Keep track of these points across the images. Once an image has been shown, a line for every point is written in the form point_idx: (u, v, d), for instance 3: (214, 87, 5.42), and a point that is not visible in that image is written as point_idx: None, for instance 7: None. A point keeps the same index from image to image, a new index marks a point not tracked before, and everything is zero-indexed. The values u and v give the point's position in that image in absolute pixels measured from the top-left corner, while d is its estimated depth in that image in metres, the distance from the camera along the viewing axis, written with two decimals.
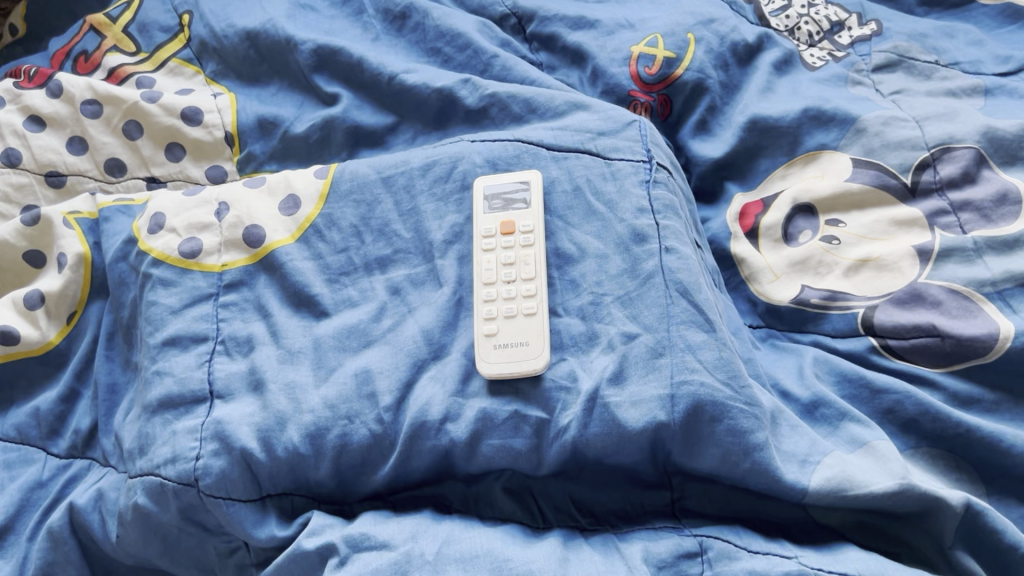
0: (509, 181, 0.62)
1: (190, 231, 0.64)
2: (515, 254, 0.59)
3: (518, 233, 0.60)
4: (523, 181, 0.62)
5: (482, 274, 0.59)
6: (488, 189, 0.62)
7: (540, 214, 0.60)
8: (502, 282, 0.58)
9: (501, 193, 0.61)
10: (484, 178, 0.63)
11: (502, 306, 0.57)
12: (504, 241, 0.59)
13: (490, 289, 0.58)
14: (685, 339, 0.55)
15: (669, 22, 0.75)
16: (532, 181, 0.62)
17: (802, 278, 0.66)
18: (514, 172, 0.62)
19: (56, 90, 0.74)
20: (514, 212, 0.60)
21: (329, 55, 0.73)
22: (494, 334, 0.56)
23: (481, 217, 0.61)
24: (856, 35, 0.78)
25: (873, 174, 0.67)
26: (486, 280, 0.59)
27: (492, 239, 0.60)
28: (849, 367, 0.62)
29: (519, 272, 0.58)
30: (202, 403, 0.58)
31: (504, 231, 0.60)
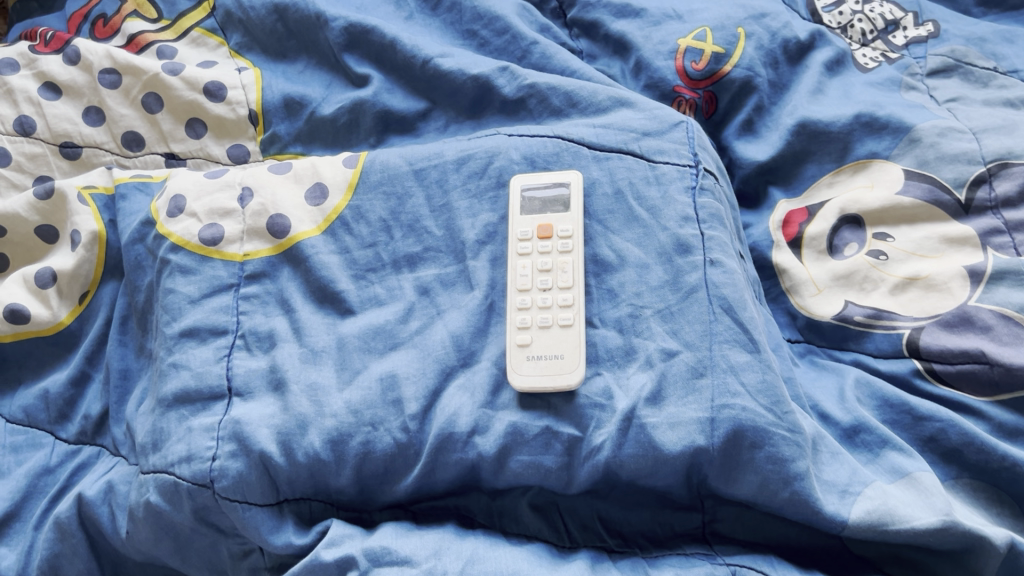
0: (549, 182, 0.59)
1: (211, 217, 0.61)
2: (552, 260, 0.56)
3: (555, 238, 0.57)
4: (563, 182, 0.59)
5: (517, 280, 0.56)
6: (526, 189, 0.59)
7: (580, 219, 0.57)
8: (537, 290, 0.56)
9: (540, 194, 0.59)
10: (521, 177, 0.59)
11: (537, 316, 0.55)
12: (542, 246, 0.57)
13: (524, 297, 0.55)
14: (728, 360, 0.53)
15: (719, 14, 0.72)
16: (573, 183, 0.59)
17: (846, 293, 0.64)
18: (553, 172, 0.59)
19: (74, 57, 0.71)
20: (553, 215, 0.58)
21: (360, 34, 0.70)
22: (528, 345, 0.54)
23: (517, 219, 0.58)
24: (912, 36, 0.74)
25: (926, 188, 0.64)
26: (520, 287, 0.56)
27: (529, 243, 0.57)
28: (891, 391, 0.60)
29: (555, 280, 0.56)
30: (220, 400, 0.56)
31: (541, 235, 0.57)
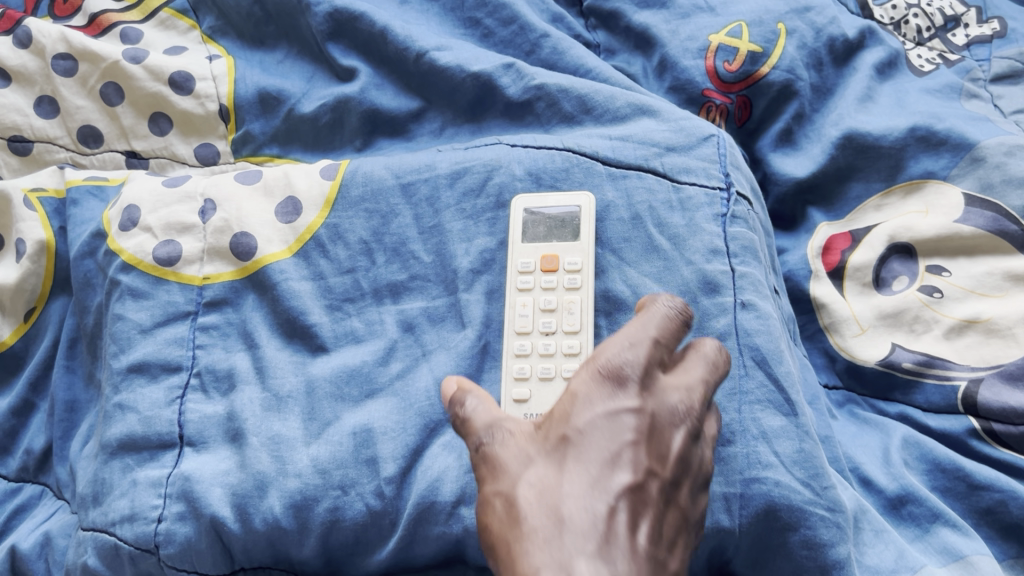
0: (557, 205, 0.51)
1: (168, 232, 0.53)
2: (557, 298, 0.49)
3: (561, 271, 0.49)
4: (575, 205, 0.51)
5: (515, 321, 0.48)
6: (529, 210, 0.51)
7: (591, 250, 0.50)
8: (539, 333, 0.48)
9: (547, 217, 0.51)
10: (524, 197, 0.51)
11: (536, 365, 0.47)
12: (546, 281, 0.49)
13: (523, 342, 0.48)
14: (760, 425, 0.45)
15: (757, 6, 0.63)
16: (584, 206, 0.51)
17: (893, 334, 0.56)
18: (563, 192, 0.51)
19: (24, 39, 0.62)
20: (559, 244, 0.50)
21: (346, 21, 0.61)
22: (525, 401, 0.46)
23: (518, 247, 0.50)
24: (975, 35, 0.65)
25: (990, 216, 0.55)
26: (519, 329, 0.48)
27: (531, 276, 0.49)
28: (944, 453, 0.52)
29: (560, 323, 0.48)
30: (170, 450, 0.48)
31: (545, 267, 0.49)
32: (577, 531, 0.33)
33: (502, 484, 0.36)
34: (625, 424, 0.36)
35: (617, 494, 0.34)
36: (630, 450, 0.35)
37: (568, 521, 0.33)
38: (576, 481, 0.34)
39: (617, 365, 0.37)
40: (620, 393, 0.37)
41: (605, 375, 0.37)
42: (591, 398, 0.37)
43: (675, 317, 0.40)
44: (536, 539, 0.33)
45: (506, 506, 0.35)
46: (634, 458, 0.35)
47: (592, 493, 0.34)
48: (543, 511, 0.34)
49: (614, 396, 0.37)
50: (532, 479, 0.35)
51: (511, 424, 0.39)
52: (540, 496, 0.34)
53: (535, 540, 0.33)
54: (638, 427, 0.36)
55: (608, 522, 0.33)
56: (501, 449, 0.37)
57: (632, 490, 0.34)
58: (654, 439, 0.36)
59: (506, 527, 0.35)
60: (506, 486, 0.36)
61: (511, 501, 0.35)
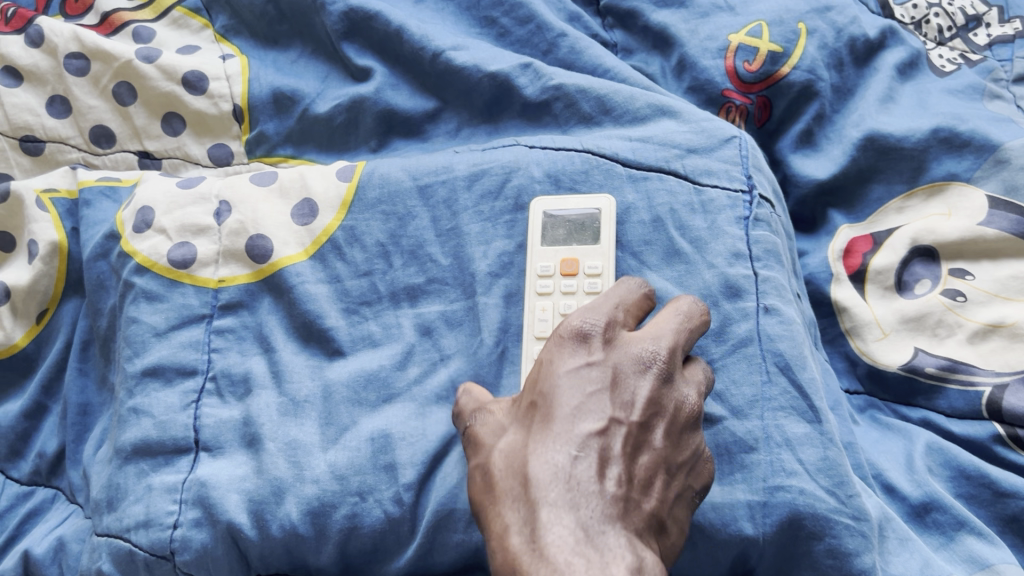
0: (576, 208, 0.50)
1: (183, 234, 0.52)
2: (577, 302, 0.47)
3: (581, 275, 0.48)
4: (595, 208, 0.50)
5: (534, 325, 0.47)
6: (549, 213, 0.50)
7: (610, 254, 0.49)
8: None
9: (566, 220, 0.50)
10: (544, 200, 0.51)
11: None
12: (565, 284, 0.48)
13: (541, 348, 0.46)
14: (783, 431, 0.44)
15: (777, 5, 0.62)
16: (604, 210, 0.50)
17: (915, 339, 0.55)
18: (584, 195, 0.51)
19: (36, 38, 0.62)
20: (579, 248, 0.49)
21: (362, 20, 0.60)
22: None
23: (537, 250, 0.49)
24: (997, 35, 0.64)
25: (1015, 219, 0.54)
26: (538, 334, 0.47)
27: (550, 280, 0.48)
28: (968, 460, 0.51)
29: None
30: (185, 455, 0.48)
31: (565, 272, 0.48)
32: (541, 483, 0.35)
33: (480, 457, 0.39)
34: (588, 376, 0.38)
35: (581, 443, 0.36)
36: (592, 399, 0.37)
37: (532, 477, 0.35)
38: (541, 441, 0.36)
39: (580, 326, 0.40)
40: (584, 351, 0.39)
41: (568, 337, 0.40)
42: (556, 361, 0.39)
43: (637, 291, 0.43)
44: (506, 498, 0.36)
45: (484, 477, 0.38)
46: (598, 406, 0.37)
47: (555, 447, 0.36)
48: (512, 472, 0.36)
49: (576, 353, 0.39)
50: (504, 447, 0.38)
51: (494, 405, 0.42)
52: (510, 459, 0.37)
53: (506, 501, 0.36)
54: (603, 377, 0.38)
55: (569, 468, 0.35)
56: (486, 420, 0.41)
57: (598, 437, 0.36)
58: (618, 388, 0.38)
59: (483, 493, 0.38)
60: (484, 458, 0.39)
61: (488, 471, 0.38)
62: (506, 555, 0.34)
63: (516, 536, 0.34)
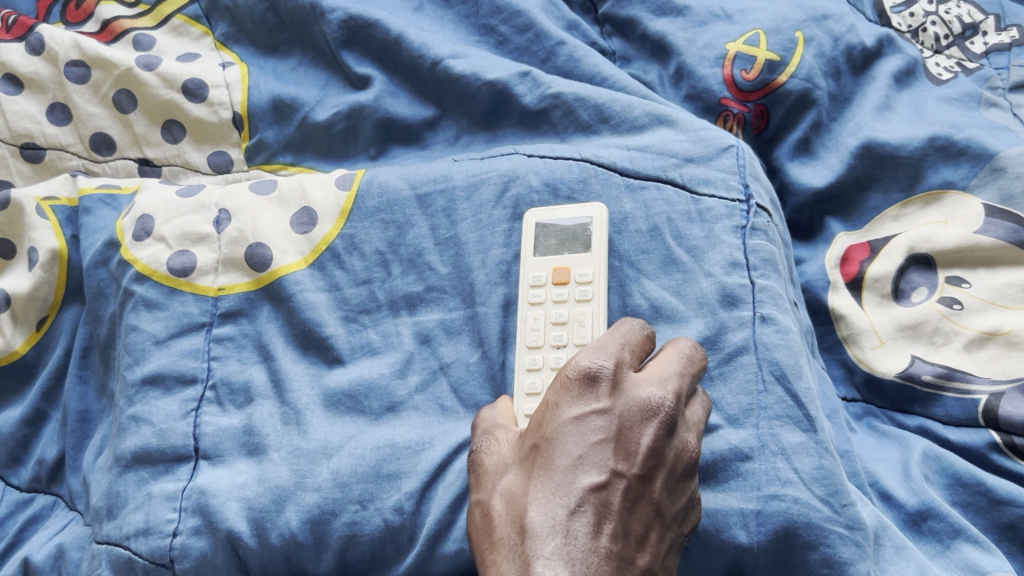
0: (567, 217, 0.50)
1: (182, 243, 0.53)
2: (568, 310, 0.47)
3: (573, 283, 0.48)
4: (587, 216, 0.50)
5: (527, 335, 0.47)
6: (541, 224, 0.50)
7: (603, 262, 0.48)
8: (550, 346, 0.46)
9: (559, 229, 0.50)
10: (535, 211, 0.51)
11: (547, 378, 0.45)
12: (556, 293, 0.48)
13: (534, 356, 0.46)
14: (778, 441, 0.45)
15: (774, 14, 0.62)
16: (596, 218, 0.50)
17: (912, 347, 0.55)
18: (577, 203, 0.51)
19: (37, 46, 0.62)
20: (571, 256, 0.49)
21: (361, 29, 0.61)
22: None
23: (529, 260, 0.49)
24: (994, 43, 0.64)
25: (1011, 227, 0.55)
26: (530, 343, 0.47)
27: (543, 289, 0.48)
28: (964, 468, 0.51)
29: (571, 335, 0.46)
30: (185, 463, 0.48)
31: (556, 280, 0.48)
32: (538, 538, 0.35)
33: (482, 495, 0.40)
34: (593, 425, 0.38)
35: (580, 498, 0.36)
36: (594, 451, 0.37)
37: (529, 531, 0.36)
38: (541, 493, 0.37)
39: (587, 368, 0.39)
40: (590, 395, 0.38)
41: (575, 379, 0.39)
42: (561, 404, 0.39)
43: (640, 331, 0.43)
44: (504, 547, 0.36)
45: (485, 517, 0.39)
46: (599, 459, 0.37)
47: (554, 503, 0.36)
48: (511, 521, 0.37)
49: (582, 398, 0.38)
50: (505, 491, 0.38)
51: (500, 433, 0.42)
52: (510, 506, 0.38)
53: (503, 550, 0.36)
54: (608, 426, 0.38)
55: (566, 525, 0.36)
56: (489, 454, 0.41)
57: (597, 492, 0.36)
58: (622, 439, 0.38)
59: (484, 532, 0.38)
60: (485, 497, 0.39)
61: (489, 513, 0.38)
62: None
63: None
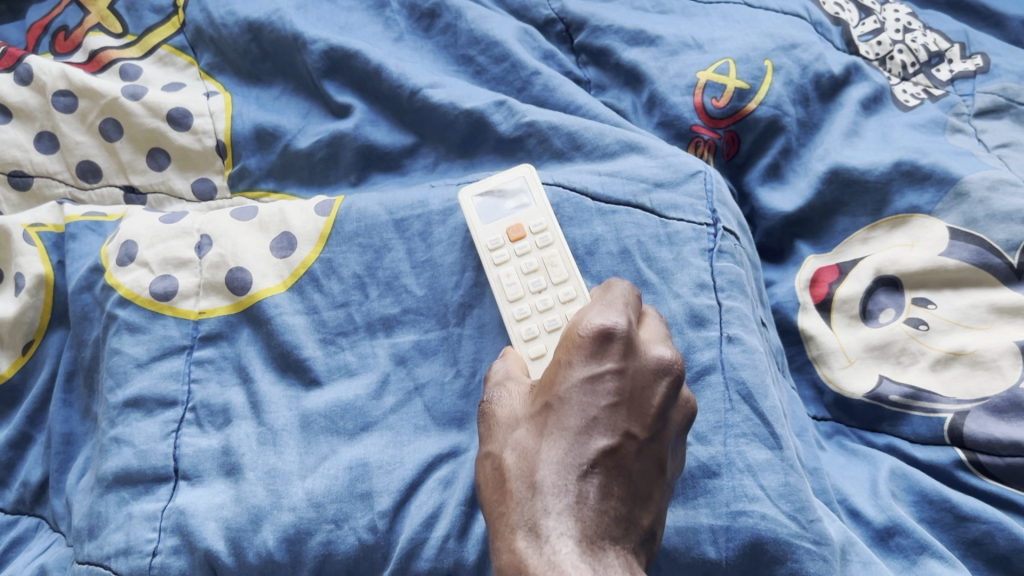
0: (499, 185, 0.53)
1: (165, 268, 0.54)
2: (536, 258, 0.50)
3: (529, 235, 0.51)
4: (522, 176, 0.53)
5: (506, 290, 0.49)
6: (477, 198, 0.52)
7: (548, 208, 0.52)
8: (531, 294, 0.49)
9: (495, 196, 0.52)
10: (469, 187, 0.53)
11: (541, 321, 0.48)
12: (519, 248, 0.50)
13: (521, 306, 0.49)
14: (745, 458, 0.46)
15: (743, 44, 0.64)
16: (530, 175, 0.53)
17: (880, 367, 0.56)
18: (505, 171, 0.53)
19: (25, 77, 0.63)
20: (517, 213, 0.52)
21: (342, 59, 0.62)
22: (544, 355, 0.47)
23: (481, 228, 0.52)
24: (958, 71, 0.66)
25: (974, 249, 0.56)
26: (511, 297, 0.49)
27: (504, 249, 0.51)
28: (930, 485, 0.52)
29: (548, 277, 0.49)
30: (165, 483, 0.49)
31: (514, 237, 0.51)
32: (551, 494, 0.36)
33: (493, 447, 0.40)
34: (605, 388, 0.38)
35: (592, 460, 0.37)
36: (607, 413, 0.38)
37: (543, 488, 0.37)
38: (553, 451, 0.37)
39: (602, 326, 0.39)
40: (604, 355, 0.39)
41: (589, 337, 0.39)
42: (573, 363, 0.39)
43: (631, 294, 0.44)
44: (515, 501, 0.37)
45: (495, 470, 0.40)
46: (612, 422, 0.38)
47: (567, 461, 0.37)
48: (523, 476, 0.38)
49: (595, 357, 0.39)
50: (516, 446, 0.39)
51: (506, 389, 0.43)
52: (522, 462, 0.38)
53: (514, 504, 0.37)
54: (620, 388, 0.38)
55: (578, 486, 0.37)
56: (498, 408, 0.42)
57: (608, 454, 0.37)
58: (633, 400, 0.38)
59: (494, 485, 0.39)
60: (496, 450, 0.40)
61: (500, 467, 0.39)
62: (511, 557, 0.36)
63: (520, 540, 0.36)
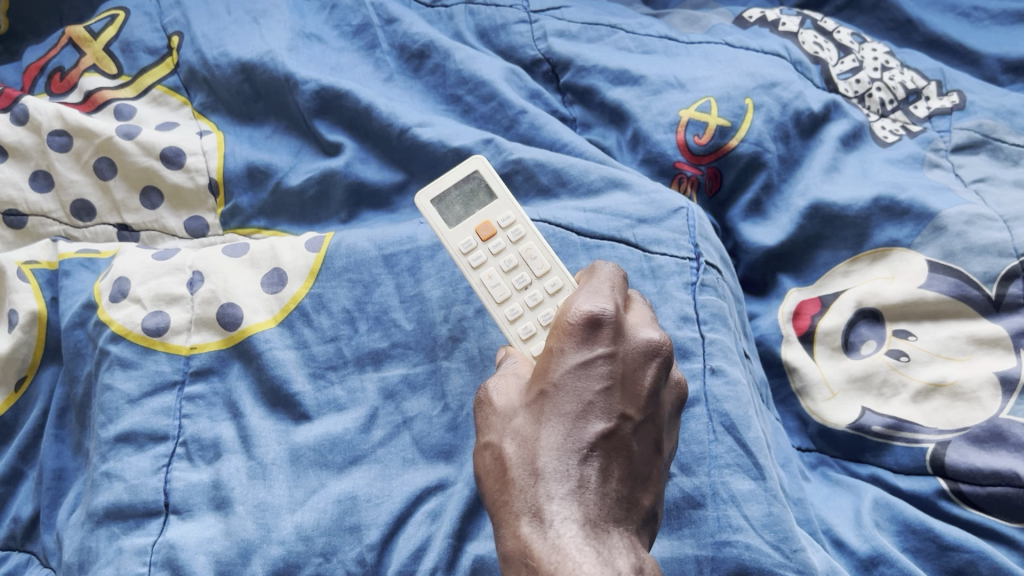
0: (454, 184, 0.52)
1: (157, 304, 0.54)
2: (512, 254, 0.51)
3: (499, 232, 0.51)
4: (477, 173, 0.53)
5: (492, 293, 0.49)
6: (435, 201, 0.52)
7: (513, 202, 0.52)
8: (518, 291, 0.49)
9: (451, 198, 0.52)
10: (424, 191, 0.52)
11: (537, 315, 0.48)
12: (493, 246, 0.51)
13: (512, 307, 0.48)
14: (729, 488, 0.46)
15: (725, 83, 0.65)
16: (484, 169, 0.53)
17: (863, 398, 0.57)
18: (454, 171, 0.53)
19: (21, 117, 0.64)
20: (483, 211, 0.52)
21: (333, 98, 0.63)
22: None
23: (449, 234, 0.51)
24: (936, 107, 0.68)
25: (953, 282, 0.57)
26: (499, 299, 0.49)
27: (477, 249, 0.50)
28: (914, 515, 0.53)
29: (530, 272, 0.50)
30: (155, 517, 0.49)
31: (485, 236, 0.51)
32: (553, 480, 0.37)
33: (492, 438, 0.41)
34: (598, 372, 0.39)
35: (591, 445, 0.38)
36: (602, 398, 0.39)
37: (545, 474, 0.38)
38: (552, 437, 0.38)
39: (591, 313, 0.40)
40: (596, 341, 0.40)
41: (580, 324, 0.40)
42: (565, 350, 0.40)
43: (617, 276, 0.44)
44: (518, 488, 0.38)
45: (495, 460, 0.40)
46: (607, 406, 0.39)
47: (567, 447, 0.38)
48: (523, 463, 0.39)
49: (587, 343, 0.40)
50: (514, 436, 0.40)
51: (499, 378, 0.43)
52: (522, 450, 0.39)
53: (516, 492, 0.38)
54: (613, 372, 0.39)
55: (580, 470, 0.38)
56: (495, 397, 0.42)
57: (606, 438, 0.38)
58: (626, 382, 0.40)
59: (495, 474, 0.40)
60: (496, 440, 0.41)
61: (500, 456, 0.40)
62: (516, 543, 0.37)
63: (524, 526, 0.37)
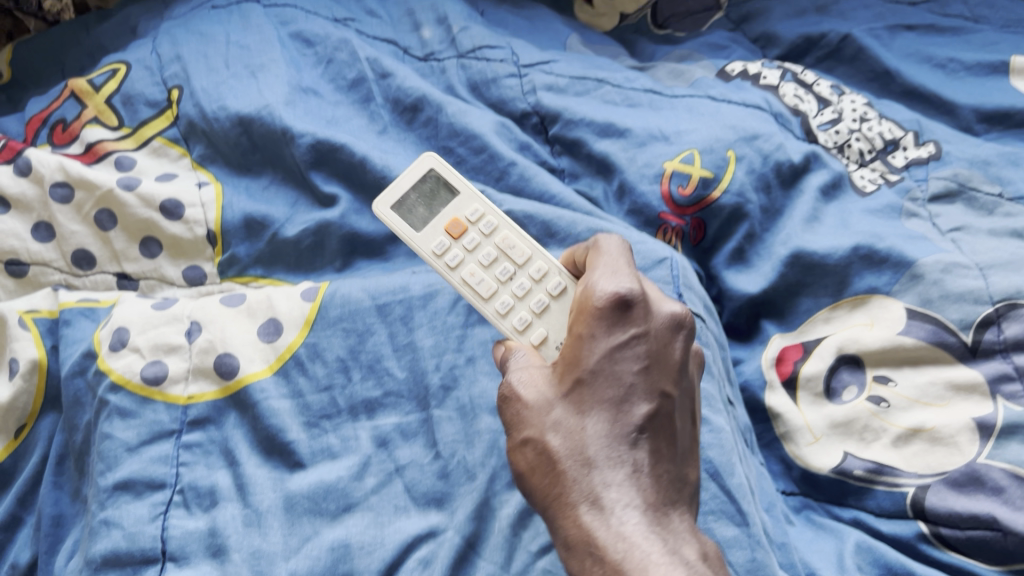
0: (413, 185, 0.54)
1: (155, 353, 0.56)
2: (487, 248, 0.52)
3: (469, 228, 0.53)
4: (432, 171, 0.54)
5: (478, 289, 0.51)
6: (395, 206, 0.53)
7: (476, 195, 0.54)
8: (503, 283, 0.51)
9: (411, 201, 0.54)
10: (382, 198, 0.53)
11: (525, 305, 0.50)
12: (465, 242, 0.52)
13: (500, 300, 0.50)
14: (714, 534, 0.48)
15: (708, 135, 0.67)
16: (437, 165, 0.54)
17: (844, 443, 0.59)
18: (409, 172, 0.54)
19: (24, 169, 0.66)
20: (449, 209, 0.54)
21: (329, 151, 0.66)
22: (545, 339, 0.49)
23: (419, 237, 0.53)
24: (913, 157, 0.70)
25: (930, 328, 0.59)
26: (484, 294, 0.51)
27: (449, 245, 0.52)
28: (895, 558, 0.54)
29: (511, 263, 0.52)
30: (152, 564, 0.50)
31: (455, 231, 0.53)
32: (608, 468, 0.39)
33: (529, 434, 0.41)
34: (635, 352, 0.41)
35: (640, 427, 0.40)
36: (642, 379, 0.40)
37: (598, 462, 0.39)
38: (599, 425, 0.40)
39: (618, 295, 0.41)
40: (628, 322, 0.41)
41: (609, 308, 0.41)
42: (596, 336, 0.41)
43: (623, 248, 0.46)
44: (571, 479, 0.39)
45: (537, 455, 0.41)
46: (648, 385, 0.40)
47: (617, 433, 0.39)
48: (573, 454, 0.39)
49: (618, 326, 0.41)
50: (555, 428, 0.40)
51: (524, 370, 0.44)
52: (567, 442, 0.40)
53: (570, 483, 0.39)
54: (648, 351, 0.41)
55: (633, 455, 0.39)
56: (523, 391, 0.43)
57: (651, 419, 0.40)
58: (660, 359, 0.41)
59: (540, 468, 0.41)
60: (536, 435, 0.41)
61: (544, 450, 0.40)
62: (578, 532, 0.39)
63: (584, 515, 0.39)
